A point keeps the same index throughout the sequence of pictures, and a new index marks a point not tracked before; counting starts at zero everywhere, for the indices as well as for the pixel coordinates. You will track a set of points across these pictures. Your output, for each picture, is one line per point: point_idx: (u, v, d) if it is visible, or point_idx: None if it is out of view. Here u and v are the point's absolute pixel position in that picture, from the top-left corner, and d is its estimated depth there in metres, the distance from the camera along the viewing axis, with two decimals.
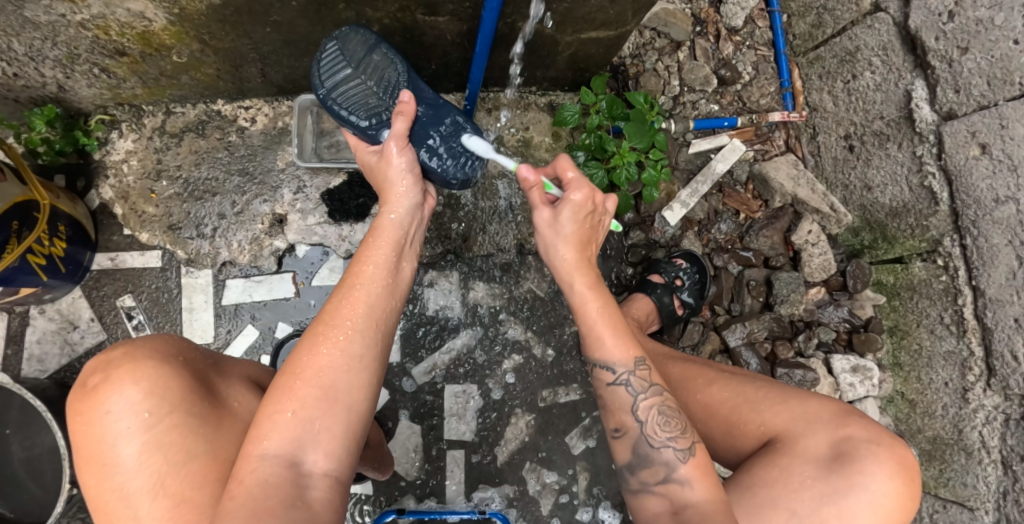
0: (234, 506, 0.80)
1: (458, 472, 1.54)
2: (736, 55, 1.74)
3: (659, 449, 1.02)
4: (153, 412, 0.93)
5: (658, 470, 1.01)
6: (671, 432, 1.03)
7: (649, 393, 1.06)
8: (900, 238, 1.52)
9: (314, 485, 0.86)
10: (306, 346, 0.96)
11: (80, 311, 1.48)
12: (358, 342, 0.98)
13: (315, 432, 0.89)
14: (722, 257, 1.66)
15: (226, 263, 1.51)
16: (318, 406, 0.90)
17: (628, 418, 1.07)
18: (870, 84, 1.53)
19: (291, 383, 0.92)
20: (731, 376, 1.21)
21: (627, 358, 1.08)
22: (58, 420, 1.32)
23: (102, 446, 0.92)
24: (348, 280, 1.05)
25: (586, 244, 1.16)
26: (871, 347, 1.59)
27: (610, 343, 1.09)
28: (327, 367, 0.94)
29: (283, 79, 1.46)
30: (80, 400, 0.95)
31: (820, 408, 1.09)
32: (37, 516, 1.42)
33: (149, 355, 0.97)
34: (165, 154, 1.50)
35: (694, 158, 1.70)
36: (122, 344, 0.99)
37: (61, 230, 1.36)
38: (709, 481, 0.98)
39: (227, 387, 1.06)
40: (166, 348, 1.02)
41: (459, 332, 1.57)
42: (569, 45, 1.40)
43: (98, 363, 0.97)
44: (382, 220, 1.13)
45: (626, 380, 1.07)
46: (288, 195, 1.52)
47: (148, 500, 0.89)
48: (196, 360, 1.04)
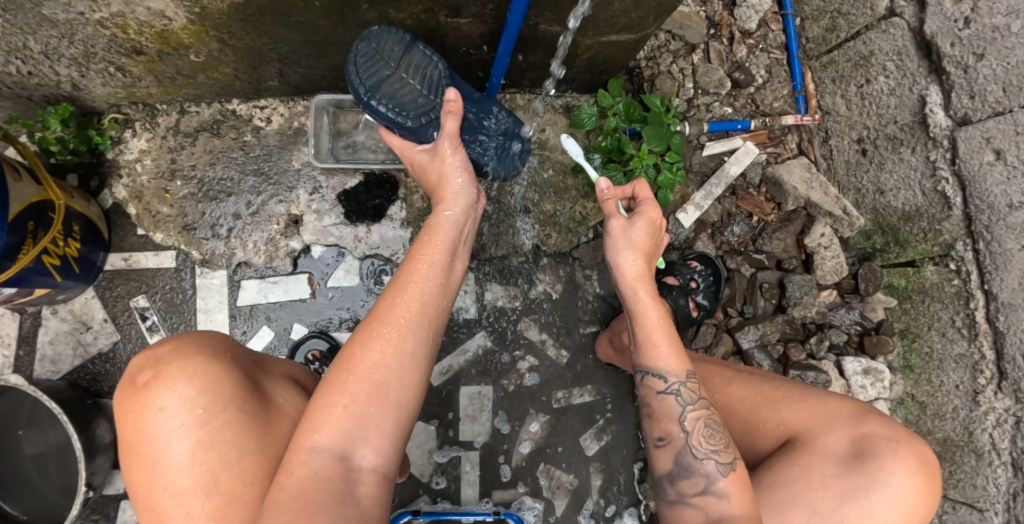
0: (286, 497, 0.79)
1: (473, 473, 1.54)
2: (750, 58, 1.74)
3: (703, 460, 1.01)
4: (207, 409, 0.89)
5: (697, 481, 1.01)
6: (716, 445, 1.02)
7: (697, 406, 1.06)
8: (913, 242, 1.53)
9: (361, 481, 0.85)
10: (359, 340, 0.95)
11: (93, 312, 1.47)
12: (410, 340, 0.96)
13: (366, 428, 0.88)
14: (736, 259, 1.67)
15: (242, 263, 1.51)
16: (370, 403, 0.89)
17: (673, 427, 1.06)
18: (884, 89, 1.54)
19: (344, 377, 0.91)
20: (749, 375, 1.21)
21: (680, 368, 1.07)
22: (74, 422, 1.31)
23: (152, 443, 0.88)
24: (402, 276, 1.03)
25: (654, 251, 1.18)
26: (883, 350, 1.61)
27: (664, 351, 1.07)
28: (380, 364, 0.92)
29: (300, 78, 1.44)
30: (128, 397, 0.91)
31: (838, 406, 1.10)
32: (51, 517, 1.41)
33: (202, 353, 0.93)
34: (179, 153, 1.49)
35: (708, 160, 1.71)
36: (170, 339, 0.95)
37: (75, 231, 1.35)
38: (747, 496, 0.98)
39: (272, 384, 1.03)
40: (213, 343, 0.98)
41: (475, 333, 1.57)
42: (589, 47, 1.40)
43: (147, 359, 0.93)
44: (436, 218, 1.13)
45: (677, 390, 1.06)
46: (304, 196, 1.52)
47: (200, 498, 0.87)
48: (243, 358, 1.00)
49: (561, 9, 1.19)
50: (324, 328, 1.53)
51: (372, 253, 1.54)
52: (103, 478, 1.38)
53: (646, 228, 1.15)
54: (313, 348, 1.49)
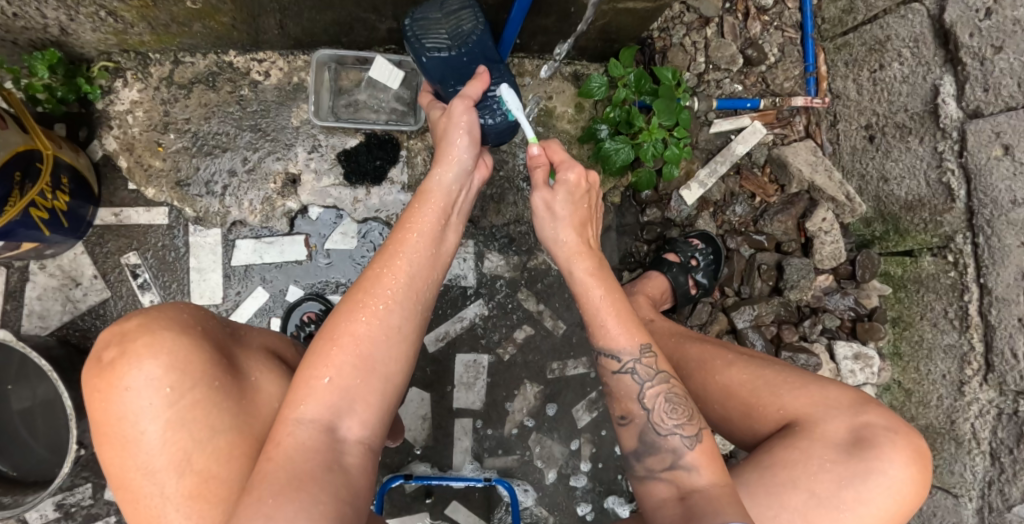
0: (273, 468, 0.79)
1: (465, 440, 1.55)
2: (763, 35, 1.71)
3: (666, 436, 1.03)
4: (175, 387, 0.85)
5: (665, 456, 1.02)
6: (678, 418, 1.04)
7: (655, 382, 1.07)
8: (913, 231, 1.54)
9: (349, 452, 0.85)
10: (344, 311, 0.94)
11: (82, 268, 1.43)
12: (397, 314, 0.95)
13: (351, 400, 0.88)
14: (735, 239, 1.66)
15: (237, 223, 1.47)
16: (355, 375, 0.89)
17: (634, 406, 1.07)
18: (897, 75, 1.52)
19: (328, 348, 0.90)
20: (750, 360, 1.23)
21: (633, 344, 1.08)
22: (63, 380, 1.29)
23: (122, 424, 0.84)
24: (390, 248, 1.01)
25: (580, 215, 1.16)
26: (874, 336, 1.60)
27: (614, 327, 1.10)
28: (364, 336, 0.91)
29: (301, 31, 1.39)
30: (94, 376, 0.86)
31: (839, 394, 1.12)
32: (42, 473, 1.39)
33: (168, 326, 0.88)
34: (173, 106, 1.43)
35: (714, 138, 1.68)
36: (135, 313, 0.90)
37: (63, 183, 1.31)
38: (714, 463, 1.00)
39: (246, 356, 0.98)
40: (181, 315, 0.92)
41: (472, 302, 1.55)
42: (604, 14, 1.35)
43: (111, 335, 0.87)
44: (431, 183, 1.07)
45: (632, 369, 1.08)
46: (303, 154, 1.47)
47: (175, 477, 0.84)
48: (214, 329, 0.95)
49: None
50: (320, 291, 1.49)
51: (371, 216, 1.50)
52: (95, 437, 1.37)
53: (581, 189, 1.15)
54: (308, 311, 1.45)
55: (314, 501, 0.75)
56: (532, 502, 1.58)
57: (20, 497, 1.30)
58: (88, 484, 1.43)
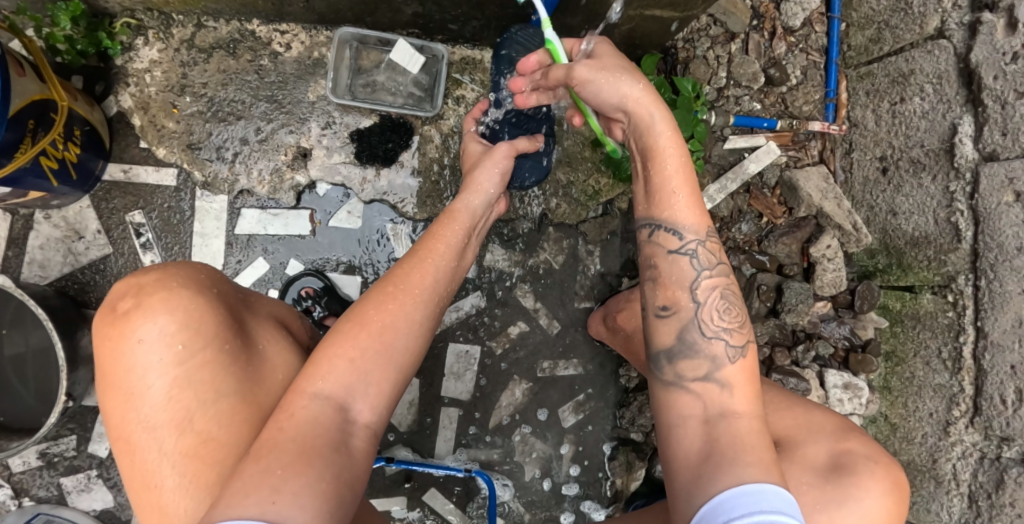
0: (284, 438, 0.80)
1: (450, 429, 1.56)
2: (787, 56, 1.70)
3: (710, 339, 0.95)
4: (186, 345, 0.87)
5: (701, 362, 0.95)
6: (727, 323, 0.96)
7: (713, 273, 0.99)
8: (916, 267, 1.54)
9: (356, 435, 0.87)
10: (373, 300, 0.99)
11: (87, 221, 1.44)
12: (420, 312, 1.01)
13: (366, 384, 0.91)
14: (738, 257, 1.66)
15: (244, 191, 1.46)
16: (375, 362, 0.93)
17: (682, 295, 0.98)
18: (917, 110, 1.52)
19: (354, 330, 0.94)
20: None
21: (699, 225, 0.98)
22: (59, 330, 1.30)
23: (129, 376, 0.86)
24: (422, 251, 1.09)
25: (633, 71, 1.03)
26: (866, 369, 1.61)
27: (682, 202, 0.98)
28: (391, 326, 0.97)
29: (326, 6, 1.38)
30: (107, 325, 0.88)
31: (823, 421, 1.16)
32: (31, 422, 1.41)
33: (182, 284, 0.91)
34: (192, 69, 1.44)
35: (727, 154, 1.68)
36: (154, 270, 0.92)
37: (76, 135, 1.32)
38: (749, 389, 0.94)
39: (256, 323, 0.99)
40: (199, 276, 0.94)
41: (470, 293, 1.55)
42: (631, 19, 1.34)
43: (129, 287, 0.89)
44: (460, 204, 1.22)
45: (693, 251, 0.98)
46: (316, 129, 1.47)
47: (173, 435, 0.85)
48: (227, 293, 0.97)
49: None
50: (319, 268, 1.48)
51: (378, 198, 1.49)
52: (83, 391, 1.38)
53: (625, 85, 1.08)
54: (306, 286, 1.44)
55: (317, 479, 0.76)
56: (509, 497, 1.59)
57: (4, 443, 1.31)
58: (73, 436, 1.45)
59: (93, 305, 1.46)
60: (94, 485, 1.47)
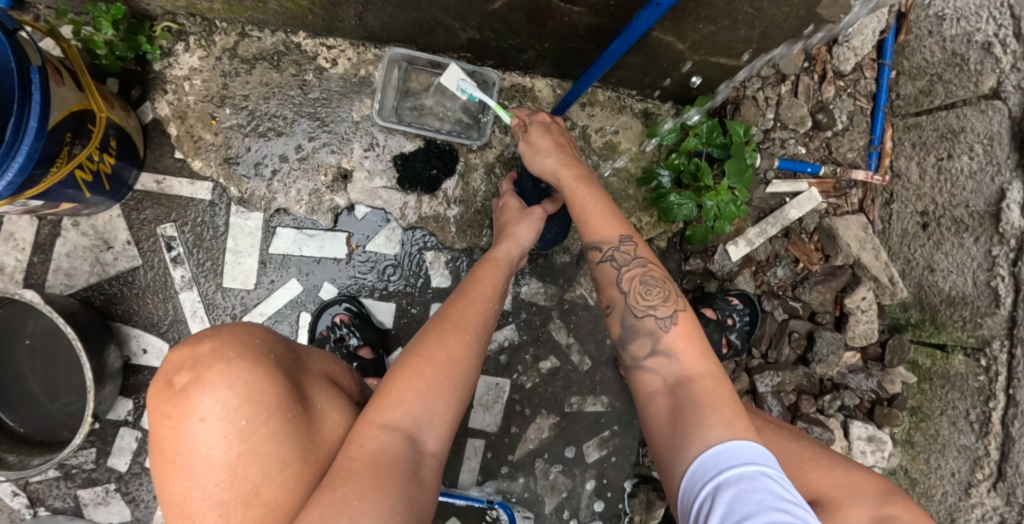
0: (358, 467, 0.82)
1: (474, 460, 1.55)
2: (836, 101, 1.68)
3: (643, 318, 1.04)
4: (250, 420, 0.81)
5: (644, 341, 1.03)
6: (653, 301, 1.04)
7: (630, 266, 1.09)
8: (949, 327, 1.54)
9: (425, 464, 0.88)
10: (433, 333, 1.02)
11: (116, 232, 1.42)
12: (475, 344, 1.04)
13: (433, 414, 0.92)
14: (772, 302, 1.65)
15: (281, 210, 1.43)
16: (441, 391, 0.94)
17: (615, 293, 1.09)
18: (965, 169, 1.50)
19: (420, 361, 0.96)
20: (779, 428, 1.31)
21: (612, 235, 1.11)
22: (87, 346, 1.28)
23: (190, 454, 0.80)
24: (470, 288, 1.12)
25: (562, 148, 1.22)
26: (890, 422, 1.61)
27: (601, 227, 1.12)
28: (453, 356, 0.99)
29: (378, 26, 1.34)
30: (166, 402, 0.80)
31: (866, 482, 1.14)
32: (51, 435, 1.42)
33: (242, 355, 0.84)
34: (233, 80, 1.39)
35: (769, 198, 1.66)
36: (208, 337, 0.85)
37: (111, 145, 1.28)
38: (695, 350, 0.99)
39: (311, 383, 0.94)
40: (255, 342, 0.88)
41: (504, 325, 1.54)
42: (693, 64, 1.31)
43: (184, 359, 0.82)
44: (499, 253, 1.22)
45: (611, 256, 1.10)
46: (359, 150, 1.43)
47: (240, 512, 0.80)
48: (283, 355, 0.91)
49: (684, 23, 1.14)
50: (354, 293, 1.46)
51: (418, 225, 1.46)
52: (107, 406, 1.36)
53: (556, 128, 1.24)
54: (338, 313, 1.42)
55: (393, 510, 0.78)
56: None
57: (25, 458, 1.34)
58: (92, 449, 1.42)
59: (118, 317, 1.44)
60: (112, 499, 1.44)
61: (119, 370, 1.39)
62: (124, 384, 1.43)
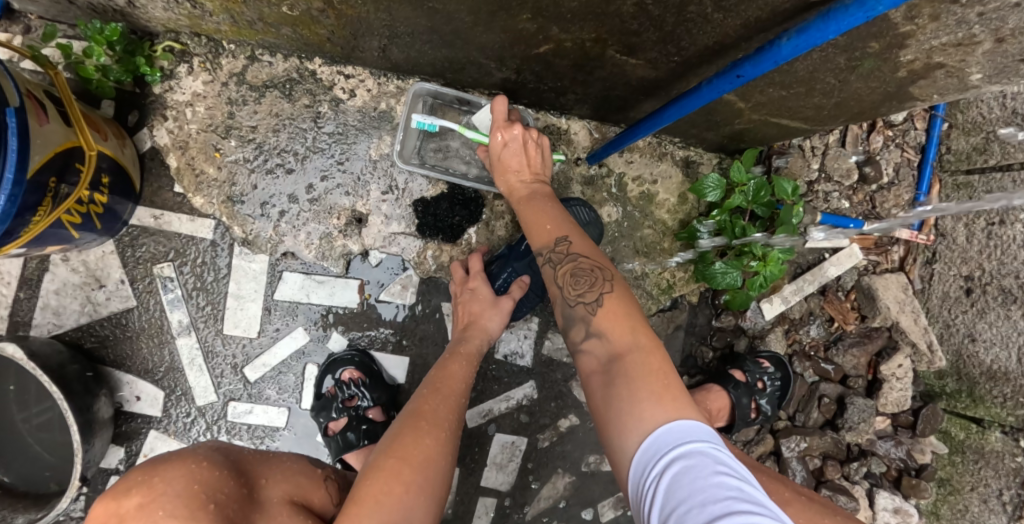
0: None
1: (484, 519, 1.47)
2: (883, 151, 1.58)
3: (574, 305, 1.01)
4: None
5: (579, 327, 1.00)
6: (583, 290, 1.01)
7: (564, 262, 1.05)
8: (988, 402, 1.47)
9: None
10: (406, 431, 0.99)
11: (109, 269, 1.29)
12: (447, 440, 1.01)
13: (410, 518, 0.88)
14: (803, 364, 1.57)
15: (288, 253, 1.31)
16: (419, 494, 0.91)
17: (552, 291, 1.06)
18: (1018, 238, 1.40)
19: (396, 464, 0.93)
20: (809, 503, 1.25)
21: (545, 239, 1.09)
22: (74, 401, 1.16)
23: None
24: (433, 384, 1.11)
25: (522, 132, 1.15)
26: (918, 493, 1.54)
27: (538, 229, 1.11)
28: (428, 455, 0.97)
29: (404, 59, 1.21)
30: None
31: None
32: (39, 484, 1.32)
33: (173, 511, 0.72)
34: (240, 108, 1.26)
35: (807, 252, 1.57)
36: (136, 487, 0.75)
37: (103, 182, 1.15)
38: (623, 326, 0.96)
39: (268, 523, 0.81)
40: (190, 489, 0.76)
41: (524, 382, 1.44)
42: (751, 122, 1.20)
43: (107, 521, 0.73)
44: (460, 346, 1.19)
45: (547, 259, 1.08)
46: (376, 193, 1.31)
47: None
48: (230, 497, 0.79)
49: (752, 84, 1.02)
50: (364, 346, 1.35)
51: (437, 275, 1.35)
52: (99, 462, 1.24)
53: (519, 143, 1.15)
54: (346, 370, 1.30)
55: None
56: None
57: (9, 514, 1.23)
58: (84, 496, 1.31)
59: (109, 361, 1.32)
60: None
61: (111, 419, 1.27)
62: (115, 433, 1.32)
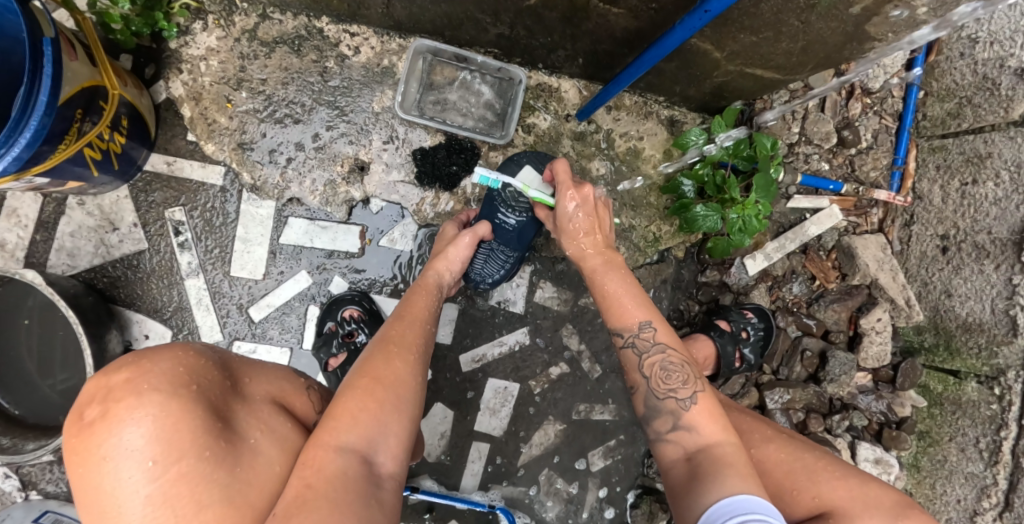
0: (313, 494, 0.80)
1: (477, 464, 1.52)
2: (861, 118, 1.65)
3: (665, 399, 1.07)
4: (161, 460, 0.76)
5: (667, 418, 1.06)
6: (674, 384, 1.08)
7: (652, 352, 1.11)
8: (964, 353, 1.52)
9: (385, 486, 0.89)
10: (379, 353, 1.04)
11: (122, 213, 1.36)
12: (418, 364, 1.06)
13: (386, 434, 0.94)
14: (786, 318, 1.63)
15: (294, 199, 1.39)
16: (391, 413, 0.96)
17: (637, 377, 1.12)
18: (989, 196, 1.46)
19: (371, 384, 0.97)
20: (789, 440, 1.33)
21: (632, 321, 1.14)
22: (87, 331, 1.22)
23: (100, 496, 0.76)
24: (404, 313, 1.15)
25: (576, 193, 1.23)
26: (898, 445, 1.61)
27: (626, 309, 1.15)
28: (401, 376, 1.01)
29: (405, 15, 1.29)
30: (75, 439, 0.77)
31: (880, 493, 1.16)
32: (47, 417, 1.37)
33: (157, 385, 0.79)
34: (251, 62, 1.35)
35: (789, 212, 1.65)
36: (125, 365, 0.81)
37: (122, 124, 1.23)
38: (715, 422, 1.03)
39: (247, 412, 0.89)
40: (174, 371, 0.82)
41: (516, 329, 1.51)
42: (728, 74, 1.28)
43: (96, 391, 0.79)
44: (430, 277, 1.24)
45: (633, 342, 1.13)
46: (378, 142, 1.39)
47: None
48: (212, 383, 0.86)
49: (725, 30, 1.11)
50: (365, 289, 1.43)
51: (434, 222, 1.43)
52: None
53: (580, 210, 1.23)
54: (349, 309, 1.38)
55: None
56: None
57: (20, 442, 1.29)
58: None
59: (120, 301, 1.38)
60: None
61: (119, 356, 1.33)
62: None
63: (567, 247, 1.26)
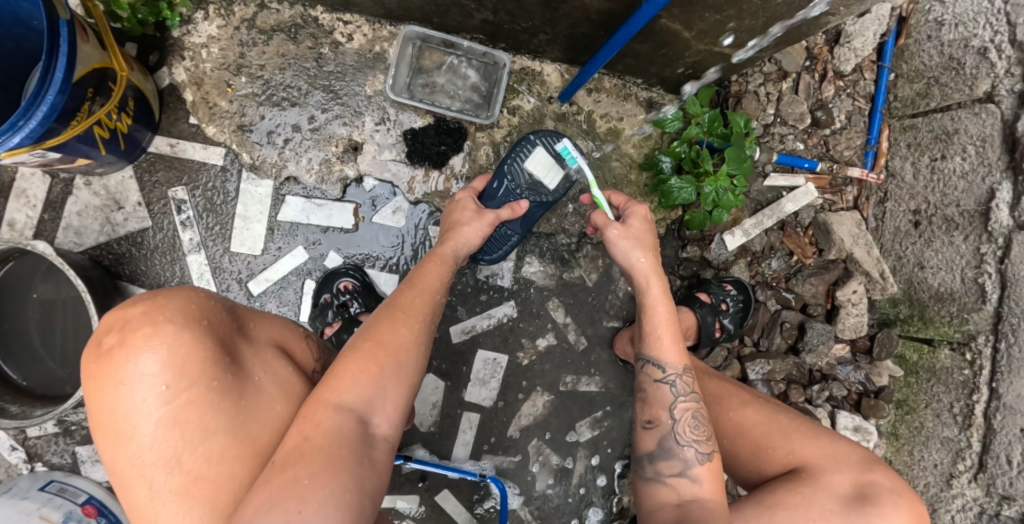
0: (309, 447, 0.86)
1: (468, 434, 1.57)
2: (834, 100, 1.72)
3: (684, 446, 1.10)
4: (171, 386, 0.85)
5: (675, 463, 1.09)
6: (699, 435, 1.11)
7: (688, 398, 1.15)
8: (937, 321, 1.57)
9: (378, 446, 0.93)
10: (386, 320, 1.07)
11: (127, 193, 1.44)
12: (423, 330, 1.09)
13: (384, 397, 0.98)
14: (765, 292, 1.69)
15: (291, 178, 1.47)
16: (392, 377, 0.99)
17: (664, 414, 1.13)
18: (957, 170, 1.51)
19: (375, 349, 1.00)
20: (765, 404, 1.31)
21: (679, 362, 1.16)
22: (93, 301, 1.29)
23: (115, 416, 0.84)
24: (413, 280, 1.18)
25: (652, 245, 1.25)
26: (876, 413, 1.67)
27: (667, 345, 1.17)
28: (404, 341, 1.04)
29: (395, 3, 1.38)
30: (93, 364, 0.86)
31: (848, 450, 1.21)
32: (53, 389, 1.44)
33: (171, 318, 0.87)
34: (250, 50, 1.43)
35: (766, 190, 1.71)
36: (141, 300, 0.89)
37: (129, 106, 1.31)
38: (717, 485, 1.08)
39: (252, 352, 0.96)
40: (187, 307, 0.90)
41: (504, 302, 1.58)
42: (699, 53, 1.35)
43: (114, 322, 0.87)
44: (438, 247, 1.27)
45: (672, 381, 1.15)
46: (370, 124, 1.48)
47: (163, 473, 0.84)
48: (221, 322, 0.94)
49: (691, 9, 1.18)
50: (359, 263, 1.50)
51: (424, 199, 1.50)
52: None
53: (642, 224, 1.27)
54: (343, 281, 1.43)
55: (342, 489, 0.82)
56: (519, 505, 1.60)
57: (28, 409, 1.36)
58: None
59: (124, 277, 1.45)
60: None
61: None
62: None
63: (623, 260, 1.24)
